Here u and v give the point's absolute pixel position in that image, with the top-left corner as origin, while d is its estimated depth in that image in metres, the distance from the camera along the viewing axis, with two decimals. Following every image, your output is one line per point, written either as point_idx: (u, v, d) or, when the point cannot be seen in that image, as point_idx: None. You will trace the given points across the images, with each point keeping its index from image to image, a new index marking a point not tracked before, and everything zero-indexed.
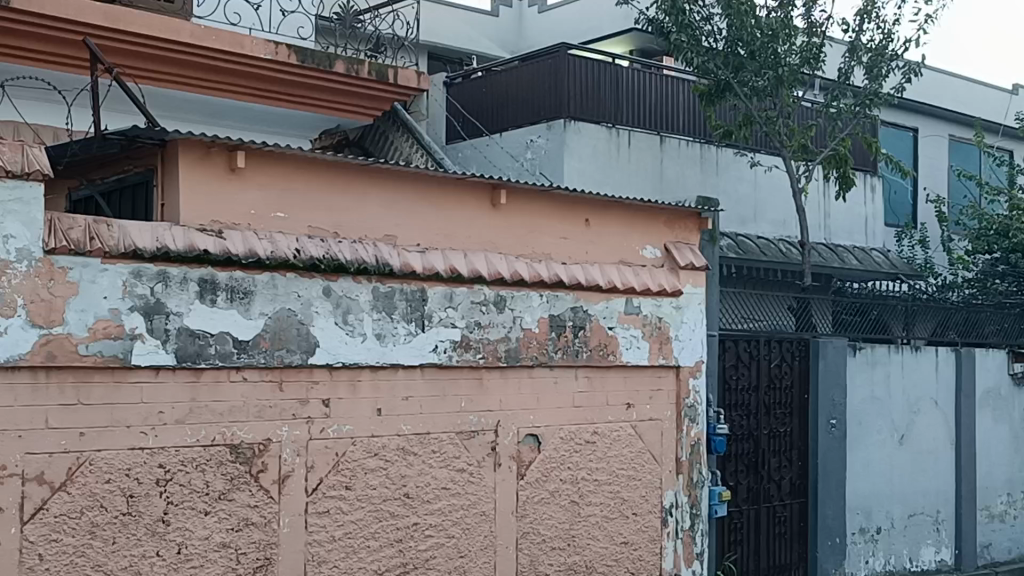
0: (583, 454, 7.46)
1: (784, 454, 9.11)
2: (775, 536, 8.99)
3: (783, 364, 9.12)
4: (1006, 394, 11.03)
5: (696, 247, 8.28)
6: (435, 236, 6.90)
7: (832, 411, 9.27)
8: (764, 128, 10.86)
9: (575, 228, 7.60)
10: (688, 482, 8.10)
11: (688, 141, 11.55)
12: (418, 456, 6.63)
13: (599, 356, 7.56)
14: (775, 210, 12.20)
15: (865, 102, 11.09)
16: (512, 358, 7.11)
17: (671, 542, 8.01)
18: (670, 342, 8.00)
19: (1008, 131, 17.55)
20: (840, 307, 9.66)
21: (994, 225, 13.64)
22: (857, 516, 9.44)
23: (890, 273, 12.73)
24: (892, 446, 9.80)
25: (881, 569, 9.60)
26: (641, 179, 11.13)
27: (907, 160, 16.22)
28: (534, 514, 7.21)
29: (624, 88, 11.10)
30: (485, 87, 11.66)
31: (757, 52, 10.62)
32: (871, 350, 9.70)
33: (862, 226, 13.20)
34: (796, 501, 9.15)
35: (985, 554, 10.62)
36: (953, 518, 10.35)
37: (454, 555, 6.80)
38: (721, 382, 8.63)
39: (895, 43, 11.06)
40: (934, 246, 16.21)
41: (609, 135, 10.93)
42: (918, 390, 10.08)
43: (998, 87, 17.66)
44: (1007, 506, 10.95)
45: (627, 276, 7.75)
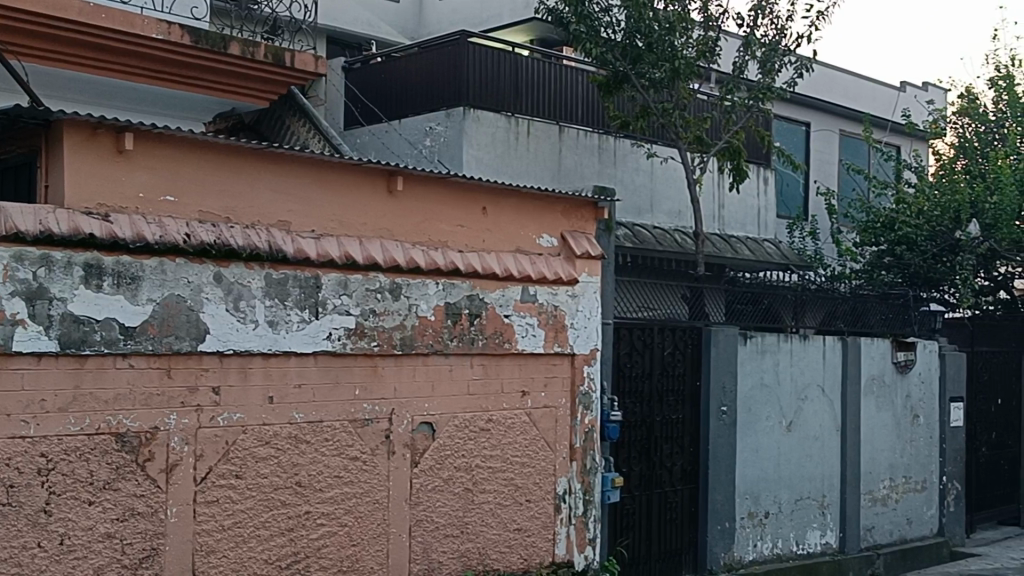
0: (477, 442, 7.47)
1: (675, 440, 9.25)
2: (666, 522, 9.12)
3: (676, 352, 9.27)
4: (890, 381, 11.37)
5: (592, 236, 8.35)
6: (330, 222, 6.82)
7: (722, 398, 9.43)
8: (660, 119, 11.00)
9: (472, 216, 7.58)
10: (580, 469, 8.16)
11: (586, 131, 11.68)
12: (310, 444, 6.57)
13: (495, 344, 7.58)
14: (670, 200, 12.42)
15: (758, 96, 11.25)
16: (407, 345, 7.09)
17: (564, 528, 8.07)
18: (566, 329, 8.06)
19: (896, 127, 18.12)
20: (734, 296, 9.85)
21: (881, 219, 14.06)
22: (745, 500, 9.65)
23: (781, 263, 13.04)
24: (780, 433, 10.03)
25: (769, 552, 9.84)
26: (539, 169, 11.20)
27: (799, 154, 16.60)
28: (428, 502, 7.20)
29: (523, 78, 11.16)
30: (385, 74, 11.61)
31: (655, 44, 10.71)
32: (761, 339, 9.88)
33: (754, 217, 13.50)
34: (687, 487, 9.30)
35: (868, 537, 10.97)
36: (838, 502, 10.65)
37: (346, 543, 6.76)
38: (615, 369, 8.73)
39: (788, 38, 11.29)
40: (824, 239, 16.65)
41: (508, 124, 10.98)
42: (805, 378, 10.32)
43: (886, 83, 18.19)
44: (890, 490, 11.31)
45: (523, 265, 7.77)
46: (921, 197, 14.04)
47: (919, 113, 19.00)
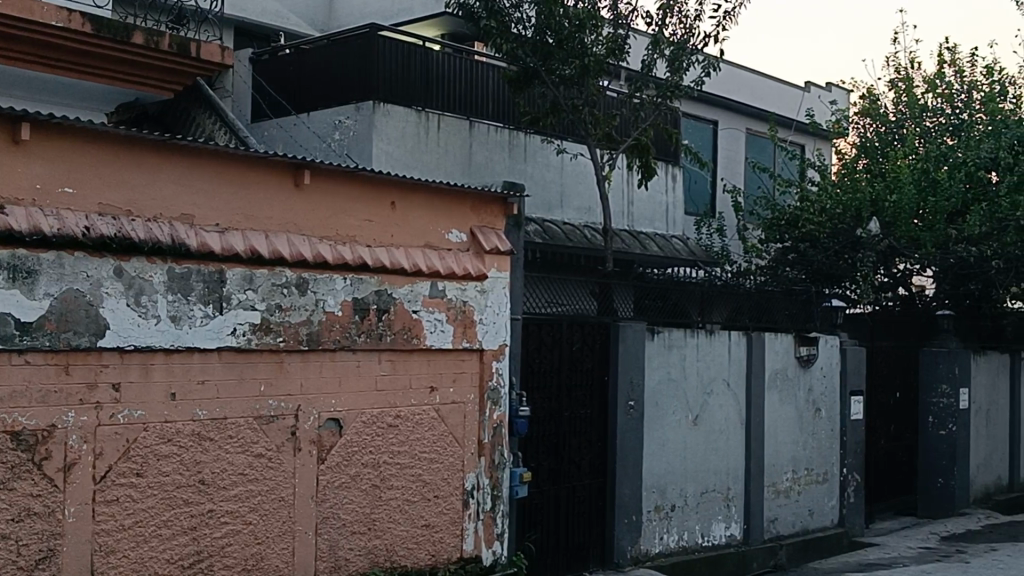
0: (385, 439, 7.43)
1: (584, 435, 9.30)
2: (574, 516, 9.16)
3: (584, 347, 9.31)
4: (792, 375, 11.60)
5: (501, 232, 8.34)
6: (235, 215, 6.70)
7: (630, 392, 9.52)
8: (570, 116, 11.14)
9: (381, 210, 7.51)
10: (489, 464, 8.17)
11: (497, 127, 11.73)
12: (213, 441, 6.46)
13: (403, 340, 7.55)
14: (580, 196, 12.52)
15: (666, 94, 11.41)
16: (314, 341, 7.02)
17: (472, 523, 8.07)
18: (474, 325, 8.07)
19: (800, 126, 18.53)
20: (642, 292, 9.89)
21: (785, 217, 14.57)
22: (652, 494, 9.76)
23: (691, 260, 13.40)
24: (687, 426, 10.18)
25: (675, 545, 9.97)
26: (448, 164, 11.19)
27: (706, 152, 16.87)
28: (334, 499, 7.13)
29: (434, 73, 11.19)
30: (295, 67, 11.55)
31: (564, 40, 10.73)
32: (668, 334, 10.00)
33: (662, 214, 13.67)
34: (595, 481, 9.35)
35: (771, 528, 11.18)
36: (742, 495, 10.83)
37: (251, 541, 6.66)
38: (524, 364, 8.76)
39: (696, 37, 11.40)
40: (731, 235, 16.95)
41: (418, 119, 10.98)
42: (710, 372, 10.48)
43: (791, 83, 18.55)
44: (793, 482, 11.54)
45: (432, 260, 7.75)
46: (823, 195, 14.35)
47: (822, 113, 19.42)
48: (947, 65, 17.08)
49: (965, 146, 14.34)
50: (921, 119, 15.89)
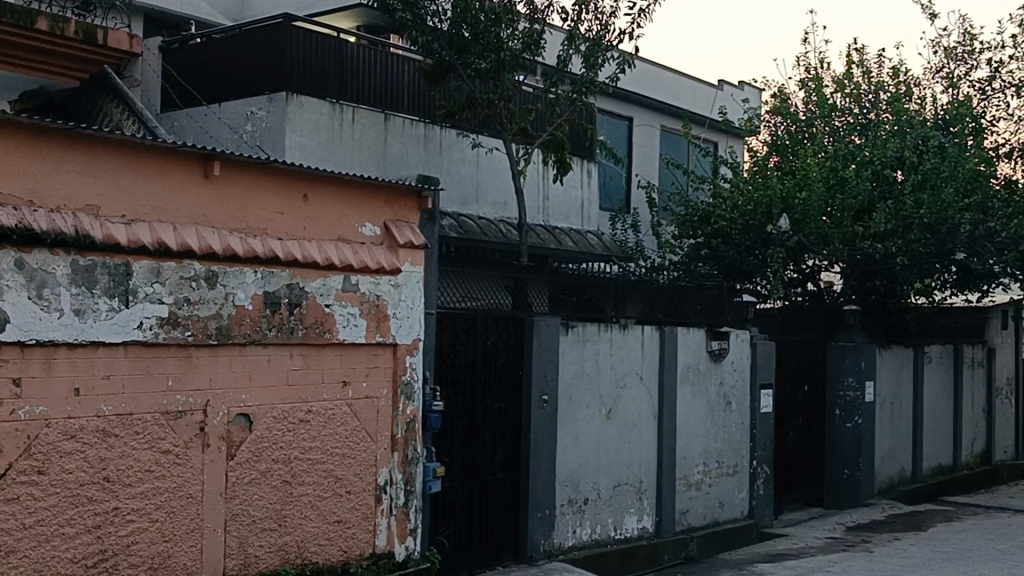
0: (296, 434, 7.33)
1: (497, 430, 9.29)
2: (487, 510, 9.15)
3: (499, 341, 9.30)
4: (704, 369, 11.75)
5: (415, 225, 8.30)
6: (142, 207, 6.55)
7: (544, 386, 9.55)
8: (484, 111, 11.01)
9: (292, 203, 7.41)
10: (402, 459, 8.13)
11: (413, 120, 11.87)
12: (119, 438, 6.31)
13: (315, 334, 7.47)
14: (495, 191, 12.74)
15: (581, 89, 11.46)
16: (223, 335, 6.90)
17: (385, 519, 8.02)
18: (388, 319, 8.02)
19: (713, 123, 18.81)
20: (558, 287, 9.92)
21: (698, 213, 14.63)
22: (565, 488, 9.81)
23: (603, 254, 13.44)
24: (600, 421, 10.25)
25: (588, 538, 10.04)
26: (364, 157, 11.31)
27: (621, 149, 17.02)
28: (244, 495, 7.02)
29: (348, 65, 11.31)
30: (208, 56, 11.50)
31: (481, 34, 10.71)
32: (582, 328, 10.06)
33: (577, 209, 13.76)
34: (509, 475, 9.36)
35: (682, 520, 11.32)
36: (654, 488, 10.94)
37: (158, 540, 6.53)
38: (438, 359, 8.72)
39: (611, 34, 11.44)
40: (645, 230, 17.12)
41: (332, 111, 11.09)
42: (624, 366, 10.57)
43: (705, 81, 18.80)
44: (703, 474, 11.69)
45: (345, 254, 7.68)
46: (735, 191, 14.57)
47: (735, 112, 19.70)
48: (855, 66, 17.47)
49: (871, 146, 14.73)
50: (830, 118, 16.23)
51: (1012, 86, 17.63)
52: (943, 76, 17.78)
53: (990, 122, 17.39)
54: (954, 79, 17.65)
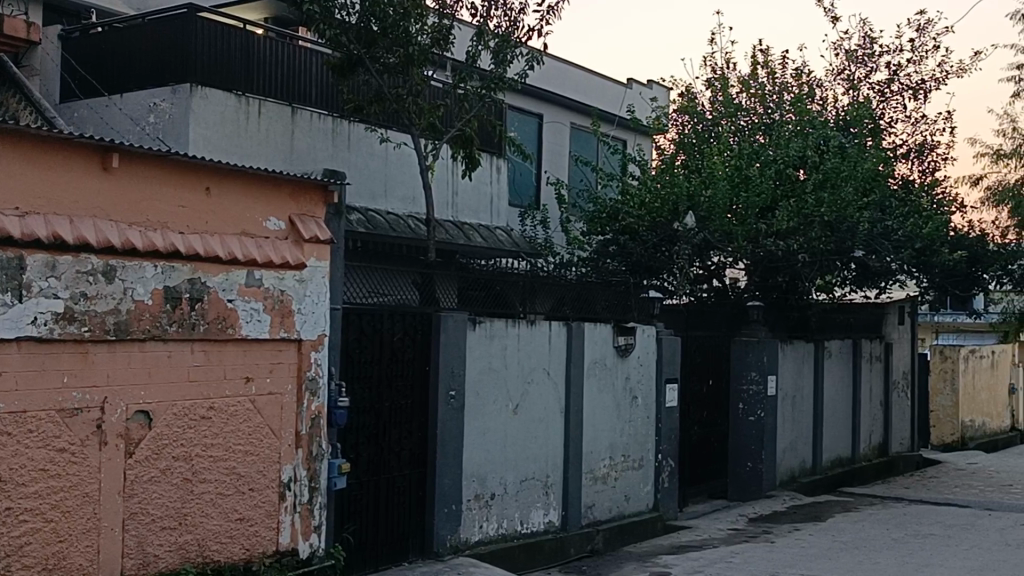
0: (197, 431, 7.22)
1: (404, 425, 9.27)
2: (393, 506, 9.13)
3: (405, 337, 9.28)
4: (610, 364, 11.87)
5: (321, 220, 8.23)
6: (38, 199, 6.38)
7: (451, 382, 9.56)
8: (393, 105, 10.94)
9: (194, 196, 7.29)
10: (307, 455, 8.06)
11: (320, 114, 11.80)
12: (12, 436, 6.15)
13: (217, 330, 7.37)
14: (404, 186, 12.72)
15: (490, 86, 11.43)
16: (121, 331, 6.77)
17: (288, 516, 7.93)
18: (292, 315, 7.95)
19: (622, 122, 19.05)
20: (467, 283, 9.92)
21: (606, 210, 14.88)
22: (472, 483, 9.82)
23: (512, 250, 13.49)
24: (506, 416, 10.28)
25: (494, 532, 10.08)
26: (270, 151, 11.23)
27: (532, 145, 17.14)
28: (143, 493, 6.90)
29: (255, 57, 11.22)
30: (108, 45, 11.31)
31: (389, 28, 10.61)
32: (490, 324, 10.07)
33: (487, 205, 13.81)
34: (415, 471, 9.35)
35: (588, 514, 11.42)
36: (560, 482, 11.02)
37: (52, 540, 6.38)
38: (344, 355, 8.66)
39: (520, 31, 11.48)
40: (554, 227, 17.24)
41: (238, 104, 10.96)
42: (531, 362, 10.62)
43: (615, 80, 19.01)
44: (609, 468, 11.81)
45: (249, 249, 7.58)
46: (643, 188, 14.76)
47: (643, 110, 19.96)
48: (760, 66, 17.82)
49: (774, 145, 15.13)
50: (735, 117, 16.55)
51: (909, 89, 18.14)
52: (845, 78, 18.22)
53: (889, 124, 17.88)
54: (854, 82, 18.10)
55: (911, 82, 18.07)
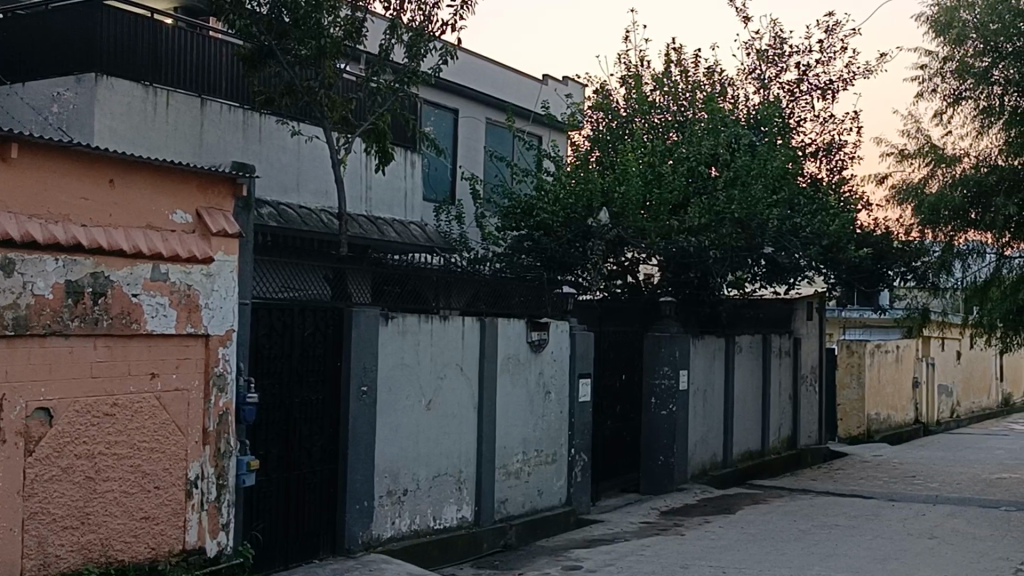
0: (100, 428, 7.06)
1: (315, 421, 9.18)
2: (304, 503, 9.03)
3: (316, 332, 9.18)
4: (524, 360, 11.89)
5: (229, 214, 8.10)
6: None
7: (363, 378, 9.49)
8: (303, 98, 10.78)
9: (98, 188, 7.12)
10: (214, 452, 7.92)
11: (230, 106, 11.62)
12: None
13: (121, 325, 7.20)
14: (315, 179, 12.65)
15: (404, 80, 11.33)
16: (20, 326, 6.57)
17: (195, 514, 7.79)
18: (199, 310, 7.81)
19: (537, 118, 19.10)
20: (380, 277, 9.86)
21: (520, 205, 14.91)
22: (384, 479, 9.76)
23: (426, 245, 13.43)
24: (419, 411, 10.24)
25: (407, 529, 10.03)
26: (179, 143, 11.04)
27: (446, 141, 17.12)
28: (44, 493, 6.70)
29: (163, 48, 11.02)
30: (11, 31, 11.12)
31: (301, 20, 10.48)
32: (403, 320, 10.02)
33: (400, 200, 13.77)
34: (326, 467, 9.26)
35: (501, 510, 11.44)
36: (473, 477, 11.02)
37: None
38: (253, 350, 8.54)
39: (433, 25, 11.43)
40: (468, 221, 17.24)
41: (145, 95, 10.75)
42: (444, 357, 10.59)
43: (530, 76, 19.05)
44: (522, 463, 11.84)
45: (154, 242, 7.44)
46: (557, 184, 14.83)
47: (558, 106, 20.04)
48: (673, 64, 18.01)
49: (687, 142, 15.35)
50: (648, 115, 16.72)
51: (817, 89, 18.49)
52: (755, 77, 18.49)
53: (797, 123, 18.21)
54: (764, 81, 18.39)
55: (819, 82, 18.43)
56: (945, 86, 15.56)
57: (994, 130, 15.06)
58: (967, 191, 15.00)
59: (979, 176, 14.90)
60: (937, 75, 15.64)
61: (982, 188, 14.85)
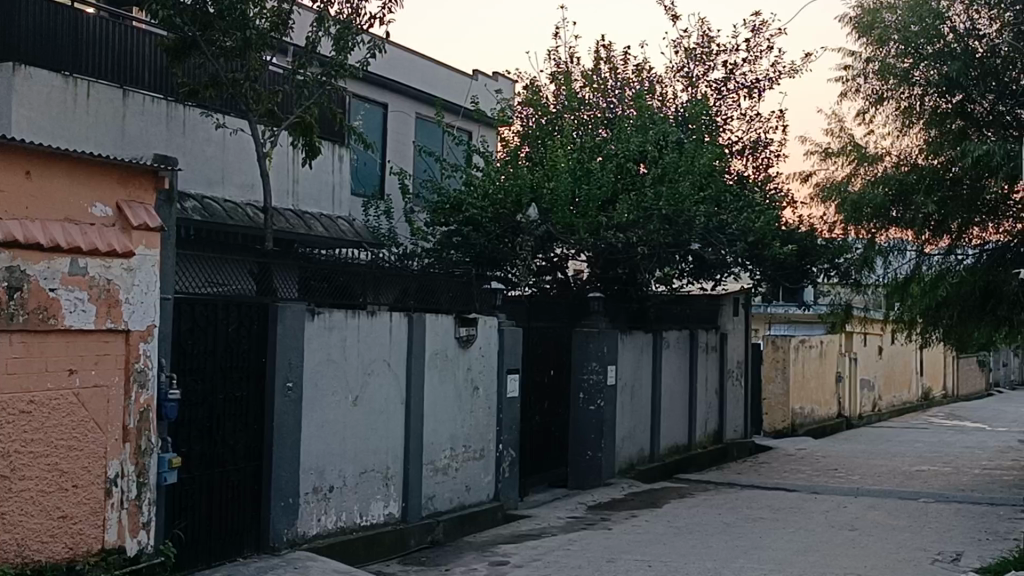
0: (16, 426, 6.89)
1: (239, 418, 9.06)
2: (228, 501, 8.91)
3: (241, 328, 9.06)
4: (452, 355, 11.86)
5: (151, 207, 7.95)
6: None
7: (288, 373, 9.39)
8: (229, 90, 10.59)
9: (15, 179, 6.92)
10: (135, 450, 7.79)
11: (153, 97, 11.46)
12: None
13: (37, 320, 7.04)
14: (241, 172, 12.48)
15: (331, 72, 11.16)
16: None
17: (115, 513, 7.64)
18: (120, 305, 7.67)
19: (467, 113, 19.09)
20: (306, 272, 9.76)
21: (449, 200, 14.88)
22: (310, 476, 9.68)
23: (354, 240, 13.35)
24: (346, 408, 10.16)
25: (332, 526, 9.96)
26: (99, 134, 10.86)
27: (375, 135, 17.03)
28: None
29: (84, 36, 10.85)
30: None
31: (226, 11, 10.33)
32: (329, 315, 9.93)
33: (329, 194, 13.66)
34: (251, 464, 9.15)
35: (429, 505, 11.41)
36: (401, 473, 10.97)
37: None
38: (175, 346, 8.41)
39: (362, 18, 11.33)
40: (397, 216, 17.17)
41: (65, 85, 10.60)
42: (371, 353, 10.52)
43: (459, 71, 19.02)
44: (450, 458, 11.82)
45: (73, 236, 7.27)
46: (486, 179, 14.83)
47: (488, 102, 20.05)
48: (602, 61, 18.11)
49: (616, 139, 15.43)
50: (577, 111, 16.80)
51: (745, 88, 18.72)
52: (683, 76, 18.65)
53: (724, 121, 18.43)
54: (693, 79, 18.57)
55: (747, 81, 18.66)
56: (867, 86, 15.81)
57: (915, 130, 15.39)
58: (889, 190, 15.28)
59: (900, 175, 15.21)
60: (862, 75, 15.83)
61: (903, 187, 15.18)
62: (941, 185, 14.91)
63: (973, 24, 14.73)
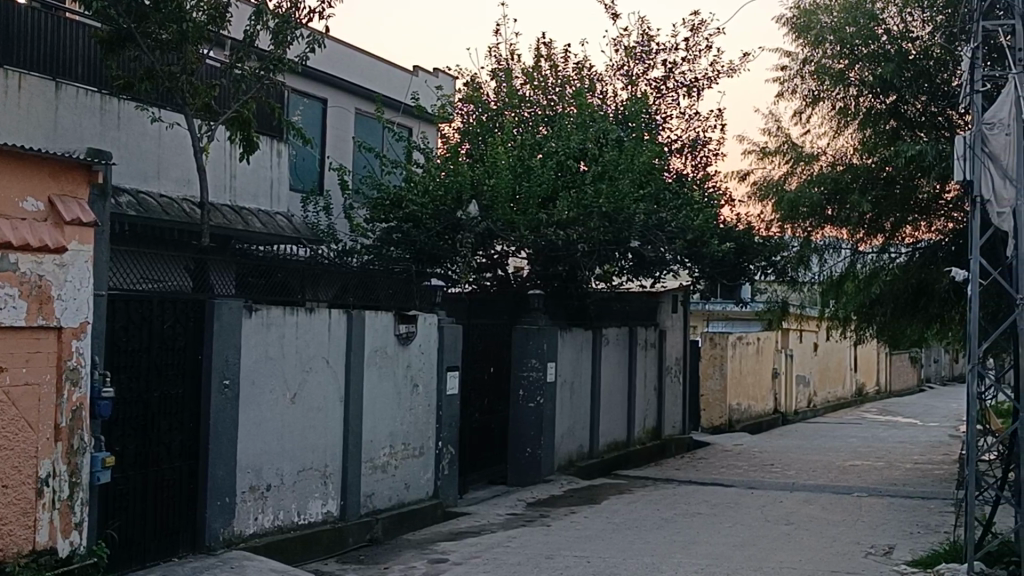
0: None
1: (174, 416, 8.94)
2: (163, 500, 8.79)
3: (177, 324, 8.94)
4: (392, 352, 11.81)
5: (84, 202, 7.81)
6: None
7: (225, 371, 9.28)
8: (164, 84, 10.44)
9: None
10: (67, 449, 7.65)
11: (86, 91, 11.27)
12: None
13: None
14: (177, 167, 12.31)
15: (269, 67, 11.06)
16: None
17: (46, 513, 7.49)
18: (52, 301, 7.52)
19: (407, 108, 19.01)
20: (244, 269, 9.65)
21: (389, 197, 14.82)
22: (246, 474, 9.57)
23: (292, 236, 13.24)
24: (283, 406, 10.06)
25: (270, 524, 9.86)
26: (32, 128, 10.71)
27: (314, 131, 16.90)
28: None
29: (15, 28, 10.60)
30: None
31: (161, 4, 10.13)
32: (267, 312, 9.82)
33: (267, 189, 13.52)
34: (186, 463, 9.04)
35: (368, 503, 11.36)
36: (339, 471, 10.90)
37: None
38: (109, 343, 8.28)
39: (301, 12, 11.22)
40: (336, 212, 17.07)
41: None
42: (309, 350, 10.44)
43: (400, 66, 18.92)
44: (390, 456, 11.77)
45: (3, 231, 7.11)
46: (426, 176, 14.81)
47: (428, 98, 19.98)
48: (543, 58, 18.13)
49: (556, 137, 15.48)
50: (518, 108, 16.82)
51: (684, 86, 18.86)
52: (623, 74, 18.76)
53: (664, 119, 18.55)
54: (633, 77, 18.68)
55: (686, 79, 18.81)
56: (804, 86, 16.11)
57: (850, 130, 15.67)
58: (824, 189, 15.50)
59: (835, 175, 15.43)
60: (798, 76, 16.16)
61: (838, 187, 15.39)
62: (875, 184, 15.11)
63: (906, 25, 14.89)
